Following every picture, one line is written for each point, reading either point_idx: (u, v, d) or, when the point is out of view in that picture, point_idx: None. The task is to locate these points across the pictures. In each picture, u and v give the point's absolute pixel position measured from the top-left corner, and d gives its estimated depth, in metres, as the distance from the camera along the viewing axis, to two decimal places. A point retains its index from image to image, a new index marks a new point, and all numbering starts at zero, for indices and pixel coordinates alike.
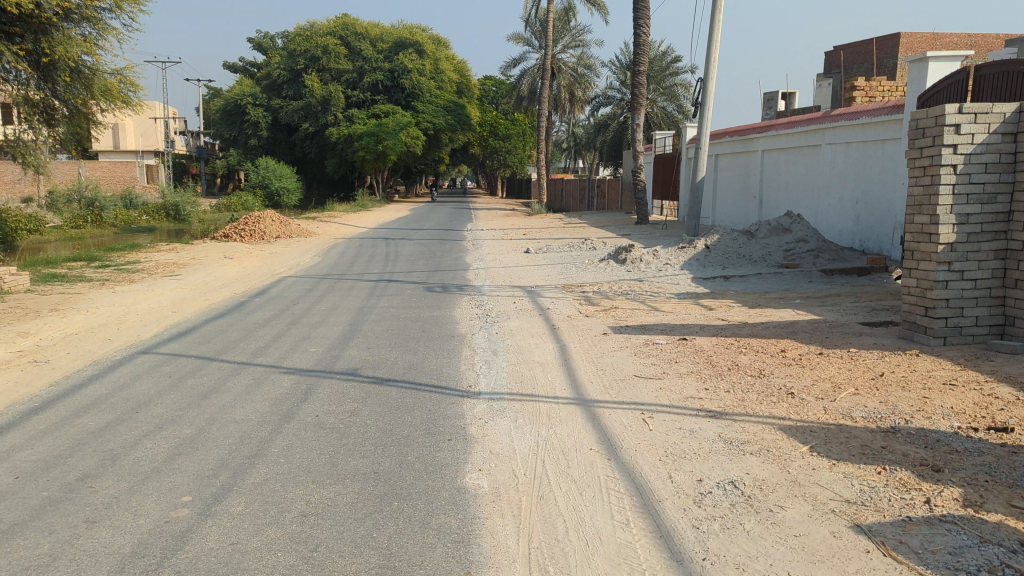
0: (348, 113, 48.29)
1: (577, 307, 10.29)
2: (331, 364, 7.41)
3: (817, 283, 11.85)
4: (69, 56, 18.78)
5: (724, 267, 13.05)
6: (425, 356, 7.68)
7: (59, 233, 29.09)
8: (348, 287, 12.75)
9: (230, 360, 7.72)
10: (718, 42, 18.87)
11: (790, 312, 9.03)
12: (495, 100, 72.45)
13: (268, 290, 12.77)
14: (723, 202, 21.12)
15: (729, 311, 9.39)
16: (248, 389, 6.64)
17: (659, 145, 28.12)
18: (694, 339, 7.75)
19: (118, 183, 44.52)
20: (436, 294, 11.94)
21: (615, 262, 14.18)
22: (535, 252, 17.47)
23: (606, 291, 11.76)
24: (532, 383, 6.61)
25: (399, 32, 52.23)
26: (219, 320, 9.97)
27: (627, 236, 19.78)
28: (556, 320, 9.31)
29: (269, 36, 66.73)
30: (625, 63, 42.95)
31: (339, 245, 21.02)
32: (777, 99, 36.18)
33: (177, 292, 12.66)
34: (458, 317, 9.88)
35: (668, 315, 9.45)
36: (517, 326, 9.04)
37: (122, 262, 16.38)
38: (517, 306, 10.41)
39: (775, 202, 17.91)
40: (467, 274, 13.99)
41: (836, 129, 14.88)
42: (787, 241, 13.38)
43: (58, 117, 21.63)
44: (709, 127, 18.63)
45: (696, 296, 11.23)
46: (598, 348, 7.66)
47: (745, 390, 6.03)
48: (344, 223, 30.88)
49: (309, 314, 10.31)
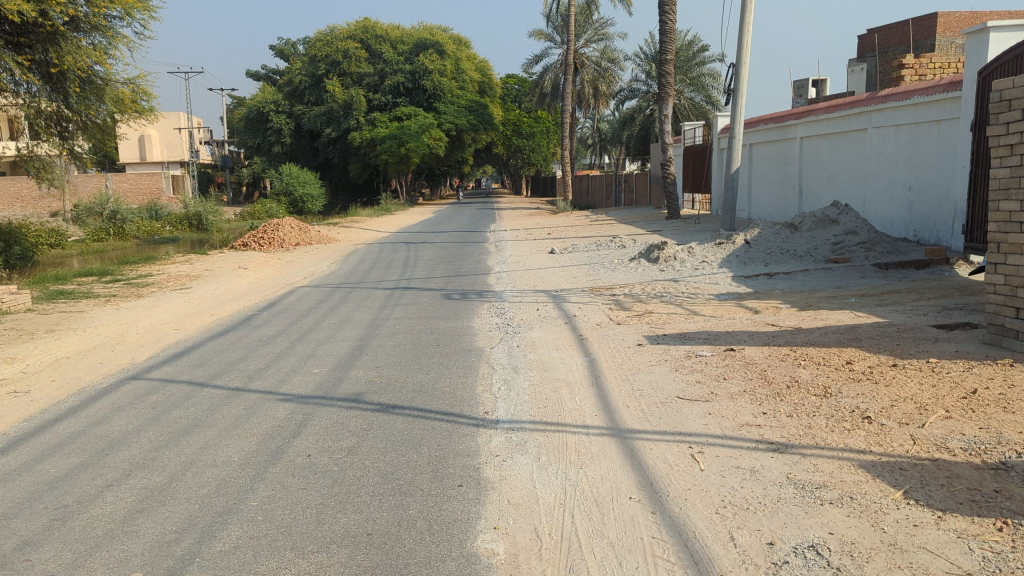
0: (370, 117, 47.74)
1: (607, 313, 9.39)
2: (333, 389, 6.56)
3: (872, 279, 10.83)
4: (78, 65, 18.17)
5: (767, 264, 12.07)
6: (439, 376, 6.82)
7: (80, 246, 28.72)
8: (362, 297, 11.96)
9: (223, 386, 6.88)
10: (750, 26, 17.86)
11: (847, 315, 8.05)
12: (518, 98, 71.64)
13: (279, 302, 12.00)
14: (759, 194, 20.07)
15: (777, 315, 8.45)
16: (237, 422, 5.79)
17: (688, 137, 27.09)
18: (743, 350, 6.81)
19: (142, 194, 43.91)
20: (455, 302, 11.10)
21: (647, 261, 13.24)
22: (560, 253, 16.56)
23: (640, 293, 10.84)
24: (558, 407, 5.73)
25: (419, 33, 51.69)
26: (220, 339, 9.17)
27: (658, 233, 18.81)
28: (585, 329, 8.42)
29: (290, 42, 66.50)
30: (650, 54, 41.85)
31: (358, 251, 20.30)
32: (807, 85, 34.91)
33: (183, 307, 11.93)
34: (478, 327, 9.02)
35: (709, 320, 8.50)
36: (541, 337, 8.16)
37: (133, 276, 15.76)
38: (542, 314, 9.53)
39: (816, 192, 16.87)
40: (489, 279, 13.14)
41: (883, 110, 13.84)
42: (834, 233, 12.36)
43: (71, 130, 21.01)
44: (743, 115, 17.62)
45: (739, 298, 10.27)
46: (633, 363, 6.75)
47: (811, 413, 5.10)
48: (366, 227, 30.20)
49: (318, 329, 9.49)
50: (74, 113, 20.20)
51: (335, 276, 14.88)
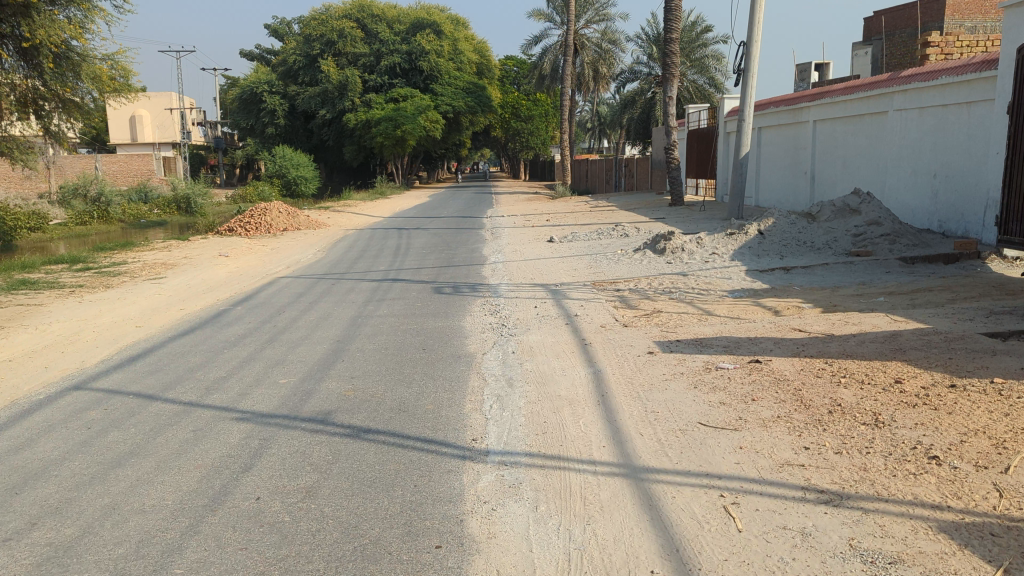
0: (365, 98, 46.60)
1: (612, 313, 8.50)
2: (299, 406, 5.68)
3: (898, 275, 9.97)
4: (53, 40, 17.05)
5: (783, 257, 11.20)
6: (422, 391, 5.95)
7: (62, 230, 27.75)
8: (346, 290, 11.08)
9: (175, 400, 5.99)
10: (762, 2, 16.91)
11: (881, 319, 7.18)
12: (517, 80, 70.49)
13: (255, 295, 11.09)
14: (768, 180, 19.16)
15: (802, 317, 7.58)
16: (181, 450, 4.90)
17: (692, 120, 26.17)
18: (773, 363, 5.94)
19: (131, 176, 42.84)
20: (446, 297, 10.20)
21: (652, 251, 12.35)
22: (560, 241, 15.69)
23: (646, 289, 9.99)
24: (560, 434, 4.88)
25: (416, 13, 50.52)
26: (183, 339, 8.25)
27: (662, 221, 17.93)
28: (588, 332, 7.55)
29: (285, 21, 65.12)
30: (653, 36, 40.69)
31: (348, 237, 19.43)
32: (810, 69, 33.97)
33: (152, 300, 11.01)
34: (468, 328, 8.14)
35: (727, 323, 7.62)
36: (539, 342, 7.28)
37: (105, 264, 14.85)
38: (540, 312, 8.67)
39: (830, 178, 16.00)
40: (484, 270, 12.27)
41: (906, 92, 12.94)
42: (855, 223, 11.49)
43: (47, 109, 19.86)
44: (753, 97, 16.70)
45: (756, 296, 9.40)
46: (645, 376, 5.88)
47: (863, 448, 4.22)
48: (359, 211, 29.25)
49: (294, 328, 8.61)
50: (48, 91, 19.05)
51: (321, 266, 14.01)
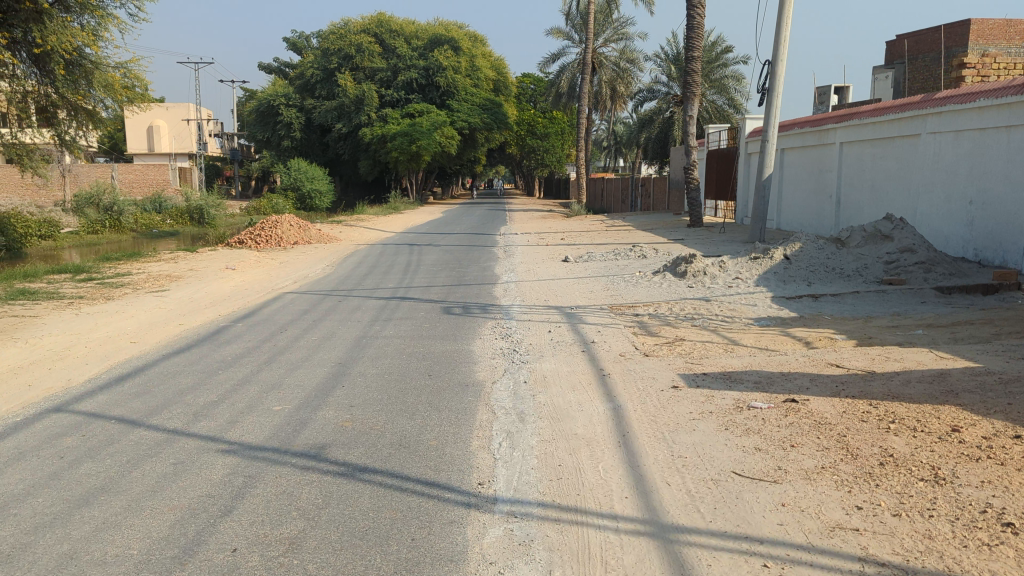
0: (381, 113, 46.41)
1: (631, 340, 7.99)
2: (291, 438, 5.20)
3: (935, 306, 9.44)
4: (64, 46, 16.75)
5: (810, 283, 10.69)
6: (426, 424, 5.46)
7: (74, 239, 27.54)
8: (353, 308, 10.62)
9: (159, 427, 5.49)
10: (788, 20, 16.45)
11: (924, 355, 6.66)
12: (533, 98, 70.33)
13: (258, 311, 10.63)
14: (790, 203, 18.66)
15: (838, 350, 7.06)
16: (157, 486, 4.39)
17: (712, 140, 25.73)
18: (812, 403, 5.43)
19: (147, 187, 42.73)
20: (456, 318, 9.73)
21: (672, 274, 11.85)
22: (575, 261, 15.21)
23: (667, 315, 9.49)
24: (578, 481, 4.38)
25: (434, 29, 50.42)
26: (178, 357, 7.77)
27: (680, 243, 17.43)
28: (606, 361, 7.04)
29: (303, 35, 65.36)
30: (672, 55, 40.31)
31: (359, 252, 19.03)
32: (830, 92, 33.50)
33: (152, 313, 10.57)
34: (478, 353, 7.65)
35: (756, 355, 7.11)
36: (554, 371, 6.78)
37: (110, 275, 14.46)
38: (555, 337, 8.19)
39: (857, 202, 15.50)
40: (497, 290, 11.81)
41: (940, 115, 12.46)
42: (887, 250, 10.97)
43: (57, 117, 19.54)
44: (777, 117, 16.22)
45: (784, 325, 8.88)
46: (670, 415, 5.37)
47: (924, 510, 3.72)
48: (371, 226, 28.91)
49: (295, 348, 8.13)
50: (59, 98, 18.75)
51: (329, 282, 13.58)
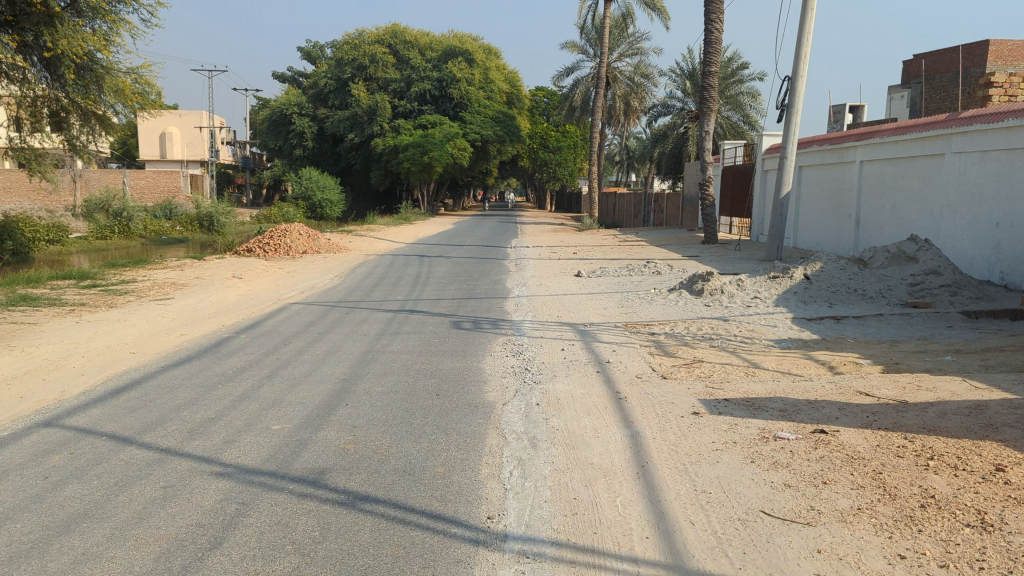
0: (394, 123, 46.36)
1: (648, 361, 7.68)
2: (290, 461, 4.91)
3: (962, 331, 9.09)
4: (75, 50, 16.63)
5: (831, 304, 10.37)
6: (432, 449, 5.16)
7: (82, 244, 27.46)
8: (360, 321, 10.35)
9: (151, 446, 5.23)
10: (809, 36, 16.18)
11: (957, 385, 6.33)
12: (546, 112, 70.27)
13: (263, 322, 10.37)
14: (808, 221, 18.32)
15: (866, 377, 6.73)
16: (144, 513, 4.12)
17: (727, 156, 25.44)
18: (842, 434, 5.10)
19: (158, 193, 42.72)
20: (465, 333, 9.45)
21: (688, 292, 11.54)
22: (588, 276, 14.92)
23: (684, 335, 9.18)
24: (596, 518, 4.07)
25: (449, 41, 50.39)
26: (177, 369, 7.51)
27: (695, 259, 17.11)
28: (622, 383, 6.73)
29: (318, 45, 65.51)
30: (687, 70, 40.09)
31: (368, 262, 18.80)
32: (845, 111, 33.22)
33: (154, 322, 10.33)
34: (488, 371, 7.34)
35: (779, 380, 6.79)
36: (567, 393, 6.46)
37: (114, 281, 14.25)
38: (568, 356, 7.89)
39: (877, 222, 15.16)
40: (508, 305, 11.53)
41: (966, 134, 12.15)
42: (911, 272, 10.64)
43: (67, 120, 19.41)
44: (796, 133, 15.93)
45: (805, 348, 8.55)
46: (691, 444, 5.05)
47: (976, 562, 3.39)
48: (380, 236, 28.74)
49: (298, 362, 7.86)
50: (70, 102, 18.64)
51: (336, 293, 13.33)
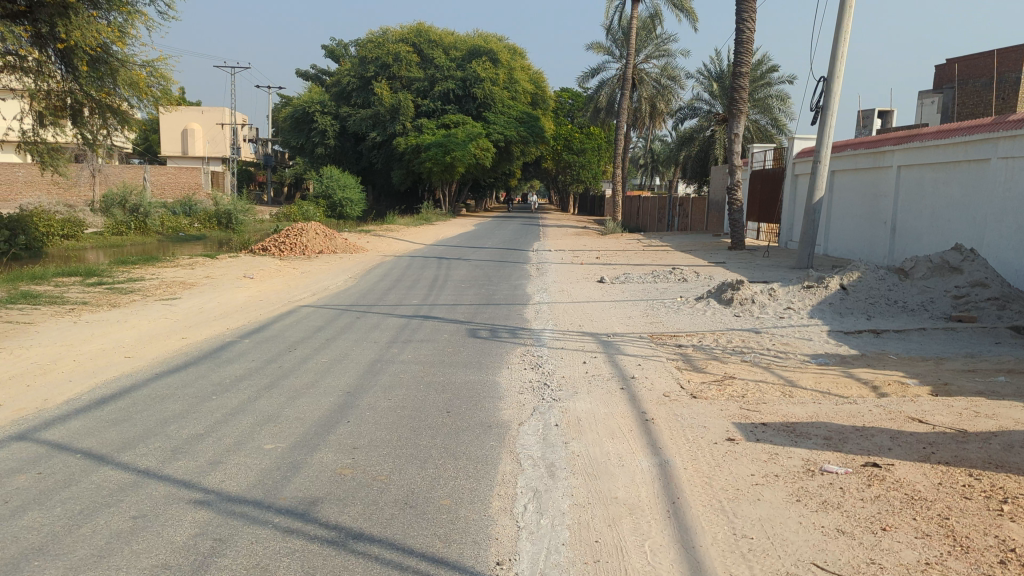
0: (417, 122, 46.03)
1: (676, 377, 7.13)
2: (279, 489, 4.41)
3: (1013, 348, 8.42)
4: (88, 41, 16.35)
5: (869, 316, 9.77)
6: (437, 476, 4.62)
7: (97, 239, 27.29)
8: (370, 326, 9.88)
9: (128, 467, 4.78)
10: (847, 35, 15.52)
11: (1019, 412, 5.70)
12: (571, 113, 69.66)
13: (269, 326, 9.93)
14: (841, 228, 17.64)
15: (917, 401, 6.12)
16: (106, 550, 3.63)
17: (757, 160, 24.77)
18: (898, 468, 4.48)
19: (178, 190, 42.65)
20: (481, 341, 8.94)
21: (717, 301, 10.97)
22: (612, 282, 14.37)
23: (713, 348, 8.62)
24: (620, 567, 3.53)
25: (474, 40, 49.95)
26: (172, 377, 7.08)
27: (722, 266, 16.50)
28: (647, 402, 6.19)
29: (342, 44, 65.35)
30: (715, 72, 39.33)
31: (384, 264, 18.36)
32: (874, 116, 32.40)
33: (156, 324, 9.93)
34: (503, 386, 6.81)
35: (821, 402, 6.20)
36: (589, 412, 5.91)
37: (122, 279, 13.92)
38: (591, 370, 7.36)
39: (915, 230, 14.47)
40: (527, 312, 11.02)
41: (1014, 138, 11.49)
42: (957, 283, 9.98)
43: (82, 114, 19.16)
44: (831, 136, 15.28)
45: (845, 365, 7.94)
46: (727, 477, 4.49)
47: None
48: (400, 236, 28.34)
49: (300, 371, 7.38)
50: (85, 94, 18.38)
51: (349, 295, 12.88)
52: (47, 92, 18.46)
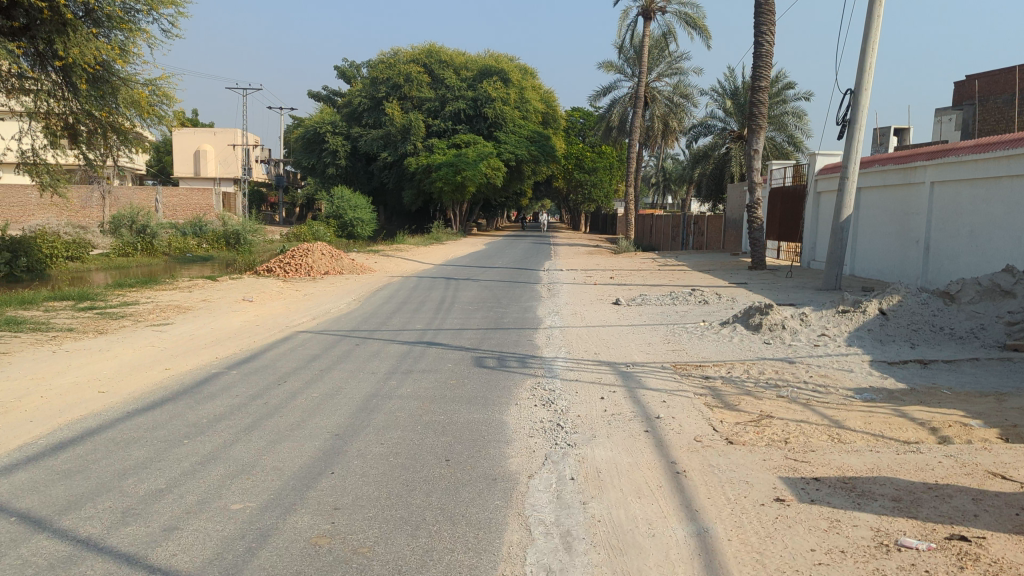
0: (428, 142, 45.61)
1: (707, 417, 6.33)
2: (242, 567, 3.64)
3: None
4: (87, 59, 15.73)
5: (914, 345, 8.99)
6: (430, 550, 3.84)
7: (103, 261, 26.78)
8: (369, 356, 9.14)
9: (66, 535, 4.02)
10: (876, 46, 14.77)
11: None
12: (583, 133, 69.24)
13: (260, 355, 9.20)
14: (868, 248, 16.82)
15: (990, 450, 5.30)
16: None
17: (776, 177, 24.00)
18: (992, 544, 3.70)
19: (190, 212, 42.19)
20: (489, 372, 8.17)
21: (744, 327, 10.16)
22: (629, 305, 13.58)
23: (744, 380, 7.83)
24: None
25: (484, 60, 49.51)
26: (143, 416, 6.34)
27: (744, 288, 15.70)
28: (676, 449, 5.39)
29: (354, 64, 65.20)
30: (729, 89, 38.64)
31: (390, 285, 17.64)
32: (891, 133, 31.68)
33: (140, 353, 9.20)
34: (511, 428, 6.01)
35: (879, 450, 5.38)
36: (610, 461, 5.14)
37: (114, 303, 13.25)
38: (611, 408, 6.58)
39: (951, 249, 13.67)
40: (540, 338, 10.26)
41: None
42: (1009, 308, 9.17)
43: (83, 134, 18.59)
44: (860, 151, 14.51)
45: (894, 402, 7.11)
46: (783, 553, 3.70)
47: None
48: (409, 257, 27.67)
49: (287, 409, 6.63)
50: (85, 114, 17.79)
51: (351, 320, 12.16)
52: (46, 111, 17.89)
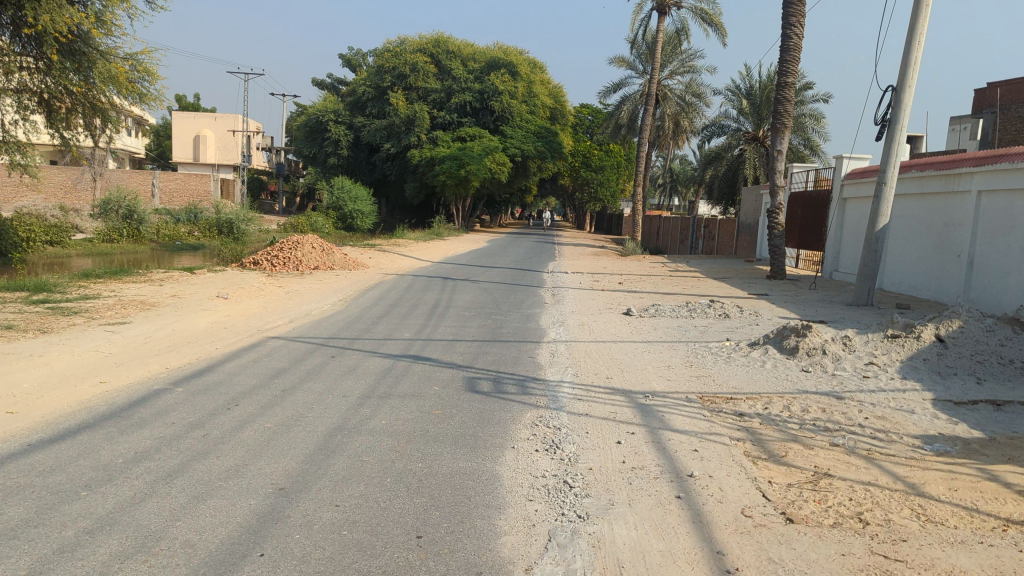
0: (432, 134, 44.24)
1: (753, 476, 5.01)
2: None
3: None
4: (60, 28, 14.35)
5: (980, 380, 7.69)
6: None
7: (85, 246, 25.44)
8: (344, 371, 7.84)
9: None
10: (923, 40, 13.40)
11: None
12: (591, 130, 67.85)
13: (215, 367, 7.89)
14: (901, 259, 15.51)
15: None
16: None
17: (795, 180, 22.71)
18: None
19: (187, 197, 40.85)
20: (482, 399, 6.86)
21: (778, 350, 8.85)
22: (642, 316, 12.28)
23: (789, 421, 6.50)
24: None
25: (493, 52, 48.11)
26: (46, 453, 5.06)
27: (765, 299, 14.41)
28: (720, 530, 4.09)
29: (359, 53, 63.82)
30: (744, 88, 37.13)
31: (382, 284, 16.37)
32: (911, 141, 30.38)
33: (80, 360, 7.91)
34: (504, 485, 4.71)
35: (991, 542, 4.03)
36: (637, 551, 3.81)
37: (72, 297, 11.94)
38: (632, 460, 5.25)
39: (999, 265, 12.34)
40: (543, 354, 8.98)
41: None
42: None
43: (58, 110, 17.26)
44: (901, 154, 13.19)
45: (976, 455, 5.81)
46: None
47: None
48: (407, 252, 26.32)
49: (228, 447, 5.34)
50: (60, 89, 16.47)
51: (332, 324, 10.88)
52: (18, 85, 16.57)
